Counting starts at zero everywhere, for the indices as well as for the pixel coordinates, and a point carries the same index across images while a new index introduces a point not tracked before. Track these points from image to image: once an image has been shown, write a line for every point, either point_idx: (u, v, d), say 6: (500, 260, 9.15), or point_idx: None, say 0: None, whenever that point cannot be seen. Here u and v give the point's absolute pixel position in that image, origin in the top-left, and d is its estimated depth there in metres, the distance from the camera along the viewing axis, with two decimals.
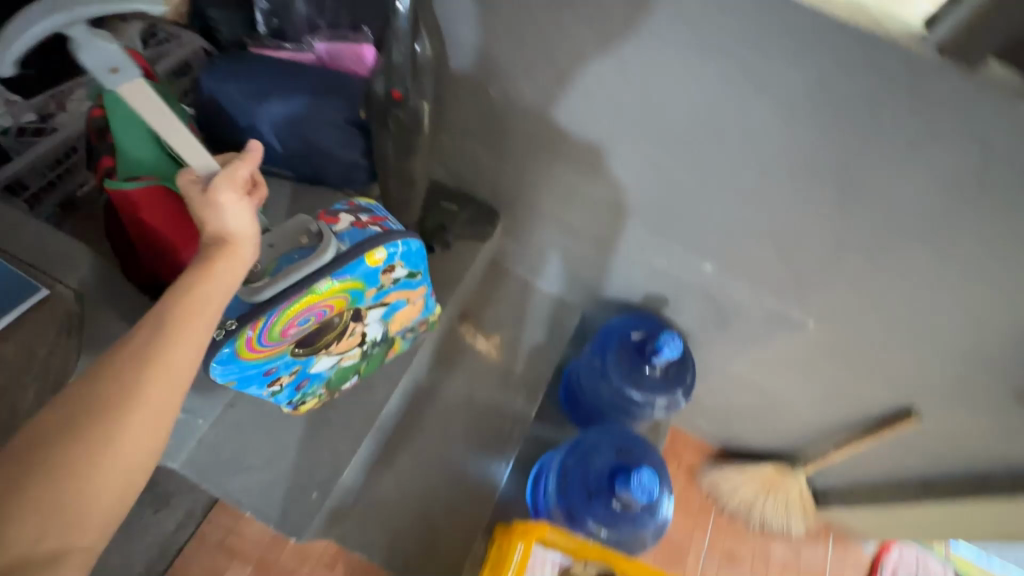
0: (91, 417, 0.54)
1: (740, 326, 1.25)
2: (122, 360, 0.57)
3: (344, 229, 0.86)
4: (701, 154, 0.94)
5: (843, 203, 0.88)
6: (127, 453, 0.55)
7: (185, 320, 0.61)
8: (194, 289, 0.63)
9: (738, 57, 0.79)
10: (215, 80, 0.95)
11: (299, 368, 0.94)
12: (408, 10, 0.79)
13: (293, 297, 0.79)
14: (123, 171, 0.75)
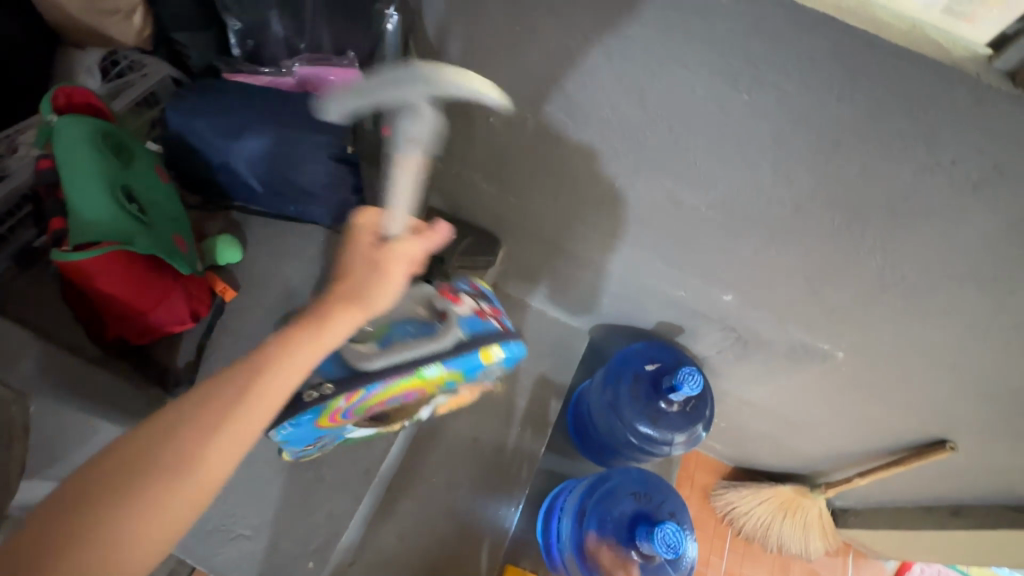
0: (202, 418, 0.61)
1: (762, 356, 1.17)
2: (241, 376, 0.64)
3: (467, 313, 0.96)
4: (729, 188, 0.84)
5: (885, 237, 0.79)
6: (215, 458, 0.61)
7: (297, 354, 0.67)
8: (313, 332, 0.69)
9: (777, 88, 0.68)
10: (181, 115, 0.84)
11: (337, 436, 1.00)
12: None
13: (395, 377, 0.90)
14: (74, 236, 0.64)
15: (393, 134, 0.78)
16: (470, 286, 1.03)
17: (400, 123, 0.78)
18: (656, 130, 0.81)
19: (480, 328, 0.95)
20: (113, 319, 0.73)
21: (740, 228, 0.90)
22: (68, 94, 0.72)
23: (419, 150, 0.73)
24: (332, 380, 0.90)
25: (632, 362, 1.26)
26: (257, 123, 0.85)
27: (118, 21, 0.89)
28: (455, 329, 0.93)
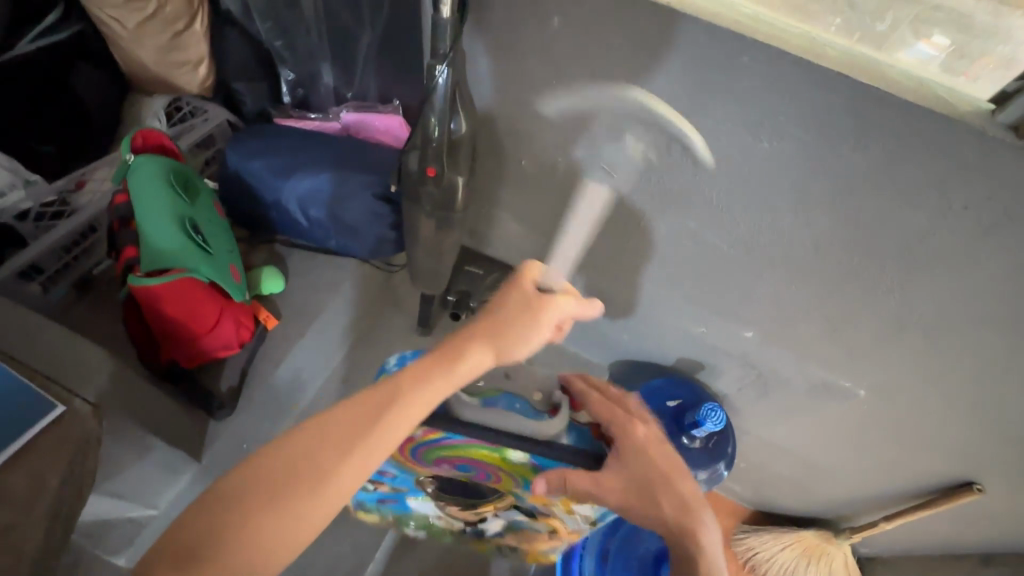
0: (327, 444, 0.56)
1: (782, 393, 1.18)
2: (372, 400, 0.59)
3: (580, 419, 0.82)
4: (749, 229, 0.89)
5: (903, 278, 0.83)
6: (332, 490, 0.55)
7: (431, 384, 0.61)
8: (441, 369, 0.62)
9: (794, 138, 0.74)
10: (244, 157, 0.93)
11: (401, 488, 0.90)
12: (448, 85, 0.76)
13: (483, 437, 0.74)
14: (149, 264, 0.71)
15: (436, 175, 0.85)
16: None
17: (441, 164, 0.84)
18: (681, 174, 0.87)
19: (589, 444, 0.81)
20: (168, 343, 0.77)
21: (760, 266, 0.94)
22: (145, 137, 0.79)
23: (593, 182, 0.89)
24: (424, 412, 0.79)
25: (654, 398, 1.28)
26: (308, 163, 0.93)
27: (186, 72, 0.98)
28: (561, 434, 0.80)
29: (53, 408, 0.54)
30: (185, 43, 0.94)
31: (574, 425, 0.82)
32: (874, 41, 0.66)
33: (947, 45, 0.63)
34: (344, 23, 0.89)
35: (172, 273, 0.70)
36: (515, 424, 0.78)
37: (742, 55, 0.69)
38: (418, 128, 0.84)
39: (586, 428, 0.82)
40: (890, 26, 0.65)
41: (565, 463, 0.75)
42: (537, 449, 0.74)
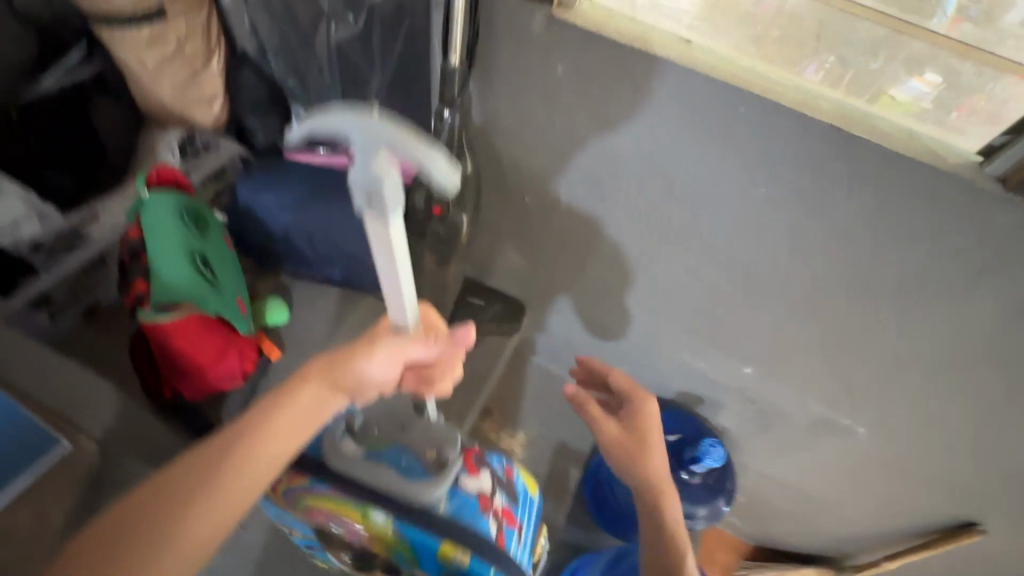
0: (162, 503, 0.52)
1: (782, 429, 1.18)
2: (210, 449, 0.55)
3: (465, 486, 0.78)
4: (748, 268, 0.91)
5: (898, 318, 0.85)
6: (180, 544, 0.52)
7: (273, 419, 0.57)
8: (286, 405, 0.58)
9: (791, 183, 0.76)
10: (255, 191, 0.95)
11: (316, 544, 0.89)
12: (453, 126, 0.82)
13: (343, 493, 0.74)
14: (160, 297, 0.73)
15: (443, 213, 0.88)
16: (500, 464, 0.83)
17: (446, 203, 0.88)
18: (681, 215, 0.89)
19: (466, 517, 0.75)
20: (172, 375, 0.78)
21: (759, 304, 0.96)
22: (160, 174, 0.81)
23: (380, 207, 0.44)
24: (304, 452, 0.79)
25: None
26: (317, 198, 0.95)
27: (201, 108, 1.01)
28: (441, 499, 0.75)
29: (57, 442, 0.54)
30: (202, 81, 0.97)
31: (457, 487, 0.78)
32: (867, 83, 0.69)
33: (937, 84, 0.66)
34: (357, 66, 0.93)
35: (184, 307, 0.72)
36: (387, 481, 0.75)
37: (741, 106, 0.72)
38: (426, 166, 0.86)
39: (475, 497, 0.78)
40: (880, 66, 0.68)
41: (430, 533, 0.72)
42: (390, 505, 0.73)
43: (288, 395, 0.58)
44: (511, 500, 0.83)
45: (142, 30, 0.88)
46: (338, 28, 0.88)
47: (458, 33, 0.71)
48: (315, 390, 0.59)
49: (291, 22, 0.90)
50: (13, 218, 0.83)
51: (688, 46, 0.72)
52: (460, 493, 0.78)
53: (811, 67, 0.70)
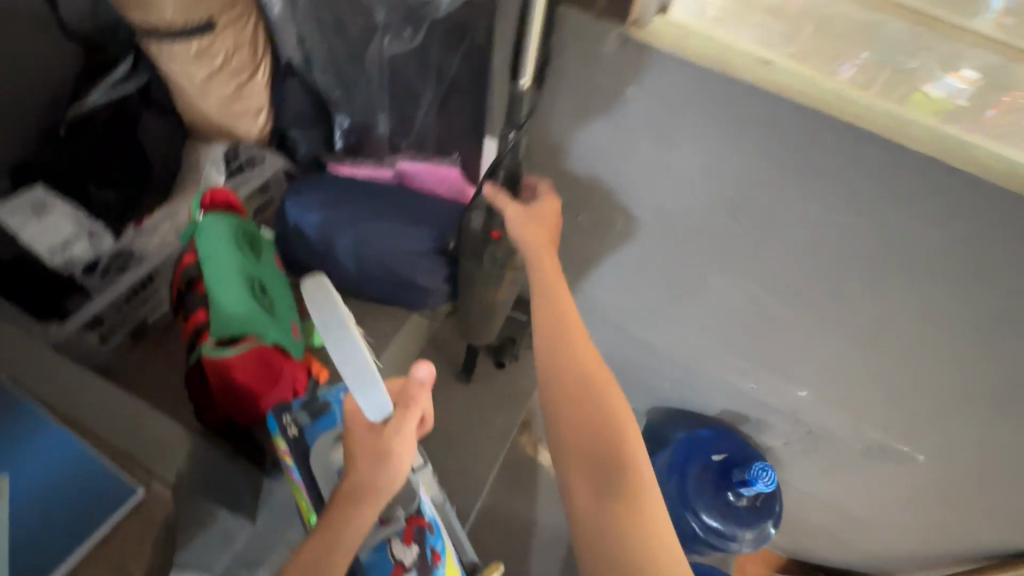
0: None
1: (832, 452, 1.15)
2: None
3: (387, 553, 0.69)
4: (813, 295, 0.87)
5: (974, 347, 0.81)
6: None
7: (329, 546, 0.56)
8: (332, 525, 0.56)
9: (871, 211, 0.73)
10: (307, 211, 0.93)
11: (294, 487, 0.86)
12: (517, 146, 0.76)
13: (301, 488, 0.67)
14: (222, 329, 0.71)
15: (502, 237, 0.84)
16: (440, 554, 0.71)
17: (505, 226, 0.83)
18: (744, 240, 0.86)
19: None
20: (228, 407, 0.75)
21: (821, 331, 0.92)
22: (212, 195, 0.79)
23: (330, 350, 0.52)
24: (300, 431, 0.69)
25: (697, 451, 1.25)
26: (366, 219, 0.92)
27: (246, 121, 0.99)
28: (358, 551, 0.67)
29: (134, 490, 0.57)
30: (247, 93, 0.95)
31: (385, 546, 0.70)
32: (901, 82, 0.65)
33: (975, 80, 0.63)
34: (408, 81, 0.90)
35: (246, 339, 0.71)
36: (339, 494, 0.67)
37: (827, 133, 0.69)
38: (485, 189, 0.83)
39: (390, 564, 0.69)
40: (917, 64, 0.64)
41: None
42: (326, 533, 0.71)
43: (336, 515, 0.57)
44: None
45: (191, 44, 0.87)
46: (391, 42, 0.85)
47: (531, 61, 0.67)
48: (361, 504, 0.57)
49: (341, 36, 0.88)
50: (65, 239, 0.82)
51: (766, 65, 0.67)
52: (382, 555, 0.69)
53: (844, 66, 0.66)
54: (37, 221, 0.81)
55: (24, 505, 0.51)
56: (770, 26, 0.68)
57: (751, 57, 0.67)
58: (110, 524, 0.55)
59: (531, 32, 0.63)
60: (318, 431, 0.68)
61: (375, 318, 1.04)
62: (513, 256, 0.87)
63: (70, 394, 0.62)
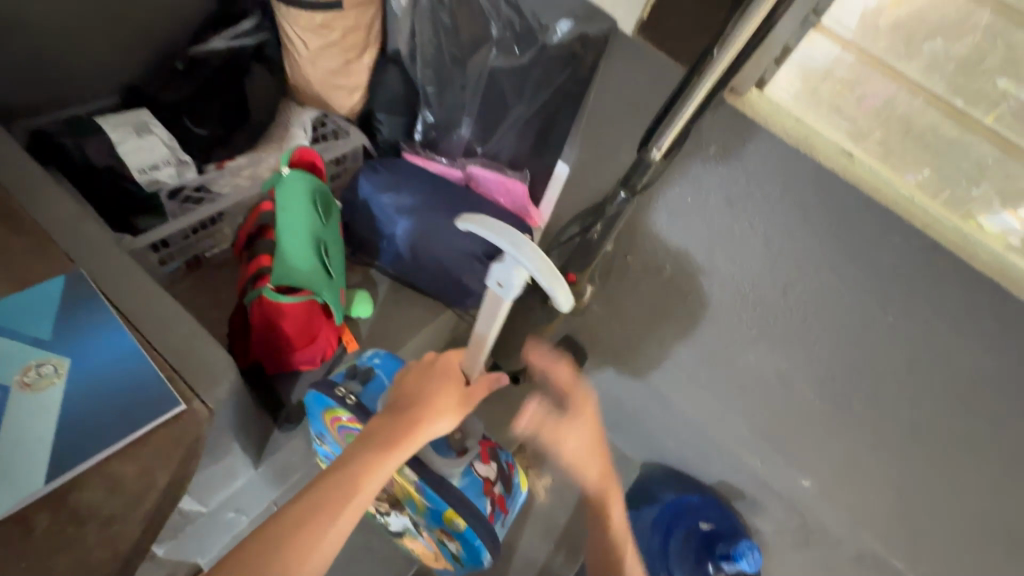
0: (329, 490, 0.55)
1: (821, 552, 1.13)
2: (364, 452, 0.58)
3: (476, 469, 0.80)
4: (842, 388, 0.88)
5: (999, 485, 0.80)
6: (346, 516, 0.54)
7: (413, 430, 0.61)
8: (420, 418, 0.62)
9: (921, 322, 0.74)
10: (376, 190, 0.97)
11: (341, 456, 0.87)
12: (644, 185, 0.72)
13: None
14: (285, 276, 0.75)
15: (576, 280, 0.84)
16: (508, 464, 0.85)
17: (583, 271, 0.84)
18: (787, 318, 0.87)
19: (469, 497, 0.77)
20: (264, 349, 0.79)
21: (841, 425, 0.92)
22: (302, 154, 0.85)
23: (498, 269, 0.55)
24: (359, 395, 0.76)
25: (683, 516, 1.23)
26: (431, 211, 0.96)
27: (342, 95, 1.05)
28: (454, 475, 0.76)
29: (177, 404, 0.55)
30: (350, 71, 1.02)
31: (471, 470, 0.79)
32: (955, 208, 0.67)
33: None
34: (503, 93, 0.95)
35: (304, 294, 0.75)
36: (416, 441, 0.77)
37: (894, 236, 0.70)
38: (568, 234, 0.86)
39: (480, 481, 0.79)
40: (979, 193, 0.65)
41: (449, 505, 0.75)
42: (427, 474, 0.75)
43: (423, 411, 0.63)
44: (508, 493, 0.85)
45: (315, 15, 0.93)
46: (497, 55, 0.92)
47: (669, 138, 0.66)
48: (448, 411, 0.65)
49: (452, 39, 0.94)
50: (155, 161, 0.87)
51: (849, 159, 0.70)
52: (470, 476, 0.79)
53: (906, 176, 0.69)
54: (134, 139, 0.87)
55: (76, 392, 0.52)
56: (863, 122, 0.69)
57: (838, 149, 0.70)
58: (148, 430, 0.52)
59: (669, 132, 0.66)
60: (373, 395, 0.76)
61: (412, 305, 1.05)
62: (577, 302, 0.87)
63: (142, 300, 0.63)
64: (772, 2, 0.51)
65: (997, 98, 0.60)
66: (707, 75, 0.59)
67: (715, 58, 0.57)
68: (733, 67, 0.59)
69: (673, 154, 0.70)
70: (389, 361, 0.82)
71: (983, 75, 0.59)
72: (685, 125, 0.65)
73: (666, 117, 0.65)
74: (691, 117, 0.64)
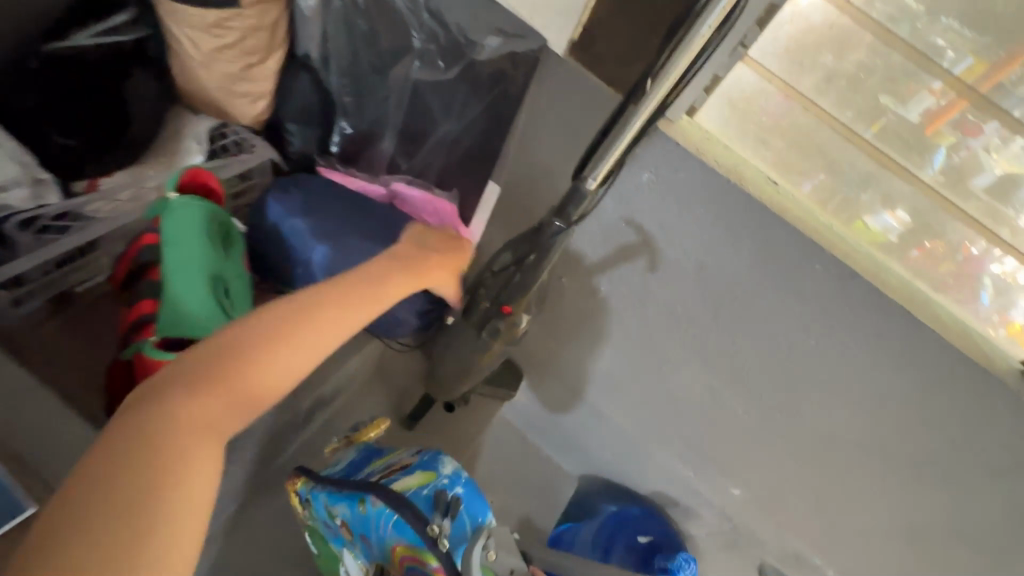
0: (317, 305, 0.52)
1: (749, 553, 1.18)
2: (361, 274, 0.58)
3: None
4: (766, 404, 0.91)
5: (906, 486, 0.86)
6: (314, 334, 0.51)
7: (410, 277, 0.62)
8: (416, 262, 0.65)
9: (837, 342, 0.77)
10: (289, 214, 0.86)
11: (358, 552, 0.77)
12: (580, 217, 0.69)
13: None
14: (174, 330, 0.64)
15: (511, 312, 0.80)
16: None
17: (518, 302, 0.79)
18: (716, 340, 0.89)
19: None
20: None
21: (766, 438, 0.95)
22: (194, 175, 0.73)
23: None
24: (445, 531, 0.69)
25: (625, 530, 1.24)
26: (352, 235, 0.87)
27: (244, 103, 0.92)
28: None
29: (27, 508, 0.44)
30: (253, 76, 0.89)
31: None
32: (847, 208, 0.72)
33: (906, 224, 0.71)
34: (428, 107, 0.89)
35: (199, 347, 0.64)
36: None
37: (815, 263, 0.73)
38: (498, 262, 0.80)
39: None
40: (865, 198, 0.71)
41: None
42: None
43: (421, 266, 0.65)
44: None
45: (207, 12, 0.80)
46: (421, 66, 0.86)
47: (604, 170, 0.64)
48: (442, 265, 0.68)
49: (370, 46, 0.86)
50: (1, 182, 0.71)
51: (774, 188, 0.71)
52: None
53: (806, 182, 0.72)
54: None
55: None
56: (781, 151, 0.72)
57: (764, 178, 0.71)
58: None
59: (602, 165, 0.63)
60: (457, 538, 0.70)
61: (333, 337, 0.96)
62: (513, 332, 0.84)
63: None
64: (703, 38, 0.50)
65: (877, 112, 0.66)
66: (642, 107, 0.57)
67: (649, 90, 0.56)
68: (665, 102, 0.58)
69: (609, 185, 0.67)
70: (471, 493, 0.74)
71: (868, 91, 0.65)
72: (618, 158, 0.63)
73: (600, 149, 0.62)
74: (628, 146, 0.62)
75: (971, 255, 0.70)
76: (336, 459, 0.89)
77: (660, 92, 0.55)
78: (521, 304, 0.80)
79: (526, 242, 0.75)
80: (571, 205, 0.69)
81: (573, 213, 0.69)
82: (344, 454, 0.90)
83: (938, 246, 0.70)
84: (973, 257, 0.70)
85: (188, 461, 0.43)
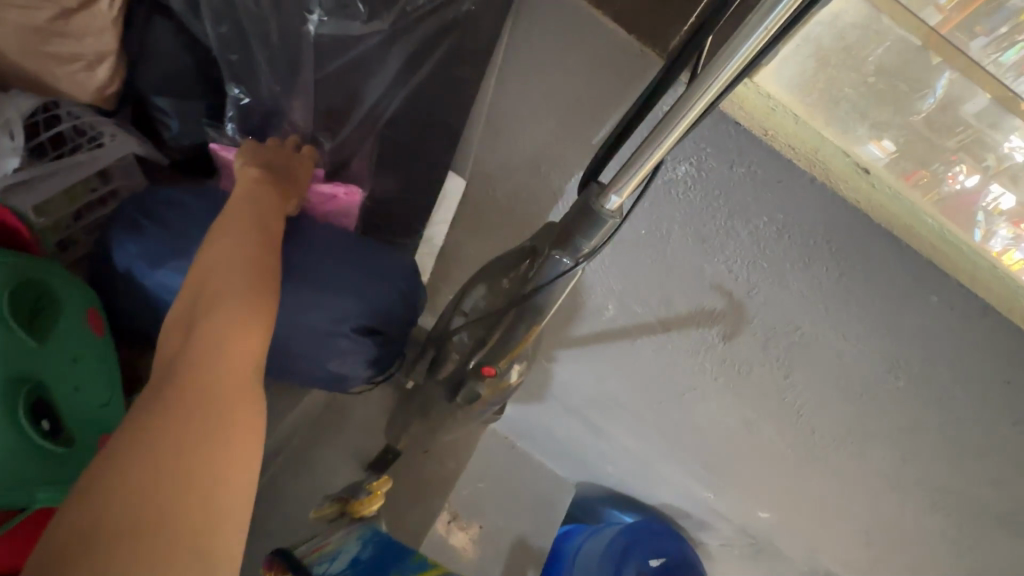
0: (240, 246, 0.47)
1: (768, 566, 1.05)
2: (243, 199, 0.52)
3: None
4: (821, 442, 0.71)
5: (981, 531, 0.70)
6: (244, 265, 0.46)
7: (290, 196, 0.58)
8: (291, 174, 0.60)
9: (936, 382, 0.57)
10: (150, 260, 0.55)
11: None
12: (597, 249, 0.45)
13: None
14: None
15: (496, 373, 0.58)
16: None
17: (503, 360, 0.57)
18: (764, 373, 0.67)
19: None
20: None
21: (815, 476, 0.77)
22: None
23: None
24: None
25: (637, 548, 1.09)
26: None
27: (73, 73, 0.59)
28: None
29: None
30: (74, 28, 0.56)
31: None
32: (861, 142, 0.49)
33: (890, 154, 0.49)
34: (353, 67, 0.59)
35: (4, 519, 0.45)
36: None
37: (932, 292, 0.51)
38: (474, 299, 0.57)
39: None
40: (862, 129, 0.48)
41: None
42: None
43: (291, 174, 0.60)
44: None
45: None
46: (326, 19, 0.55)
47: (639, 177, 0.39)
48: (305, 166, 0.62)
49: None
50: None
51: (866, 178, 0.48)
52: None
53: (842, 117, 0.48)
54: None
55: None
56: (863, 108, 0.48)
57: (851, 163, 0.48)
58: None
59: (637, 172, 0.38)
60: None
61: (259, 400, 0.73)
62: (502, 392, 0.62)
63: None
64: None
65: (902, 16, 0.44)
66: (717, 74, 0.31)
67: (734, 44, 0.30)
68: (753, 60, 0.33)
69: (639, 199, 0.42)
70: None
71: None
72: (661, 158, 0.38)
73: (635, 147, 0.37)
74: (680, 139, 0.37)
75: (959, 189, 0.50)
76: (333, 547, 0.67)
77: (754, 47, 0.30)
78: (508, 357, 0.57)
79: (512, 273, 0.52)
80: (582, 234, 0.44)
81: (586, 245, 0.44)
82: (345, 543, 0.69)
83: (921, 175, 0.49)
84: (961, 194, 0.49)
85: (234, 432, 0.38)
